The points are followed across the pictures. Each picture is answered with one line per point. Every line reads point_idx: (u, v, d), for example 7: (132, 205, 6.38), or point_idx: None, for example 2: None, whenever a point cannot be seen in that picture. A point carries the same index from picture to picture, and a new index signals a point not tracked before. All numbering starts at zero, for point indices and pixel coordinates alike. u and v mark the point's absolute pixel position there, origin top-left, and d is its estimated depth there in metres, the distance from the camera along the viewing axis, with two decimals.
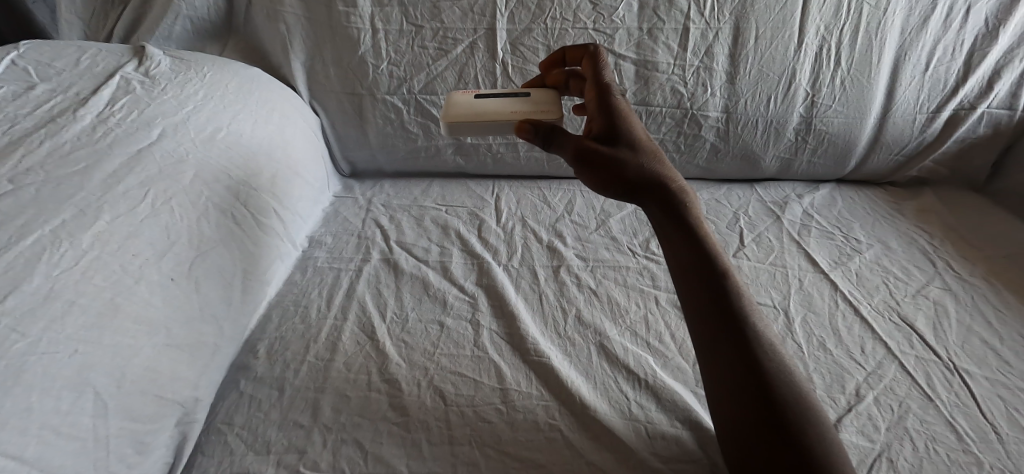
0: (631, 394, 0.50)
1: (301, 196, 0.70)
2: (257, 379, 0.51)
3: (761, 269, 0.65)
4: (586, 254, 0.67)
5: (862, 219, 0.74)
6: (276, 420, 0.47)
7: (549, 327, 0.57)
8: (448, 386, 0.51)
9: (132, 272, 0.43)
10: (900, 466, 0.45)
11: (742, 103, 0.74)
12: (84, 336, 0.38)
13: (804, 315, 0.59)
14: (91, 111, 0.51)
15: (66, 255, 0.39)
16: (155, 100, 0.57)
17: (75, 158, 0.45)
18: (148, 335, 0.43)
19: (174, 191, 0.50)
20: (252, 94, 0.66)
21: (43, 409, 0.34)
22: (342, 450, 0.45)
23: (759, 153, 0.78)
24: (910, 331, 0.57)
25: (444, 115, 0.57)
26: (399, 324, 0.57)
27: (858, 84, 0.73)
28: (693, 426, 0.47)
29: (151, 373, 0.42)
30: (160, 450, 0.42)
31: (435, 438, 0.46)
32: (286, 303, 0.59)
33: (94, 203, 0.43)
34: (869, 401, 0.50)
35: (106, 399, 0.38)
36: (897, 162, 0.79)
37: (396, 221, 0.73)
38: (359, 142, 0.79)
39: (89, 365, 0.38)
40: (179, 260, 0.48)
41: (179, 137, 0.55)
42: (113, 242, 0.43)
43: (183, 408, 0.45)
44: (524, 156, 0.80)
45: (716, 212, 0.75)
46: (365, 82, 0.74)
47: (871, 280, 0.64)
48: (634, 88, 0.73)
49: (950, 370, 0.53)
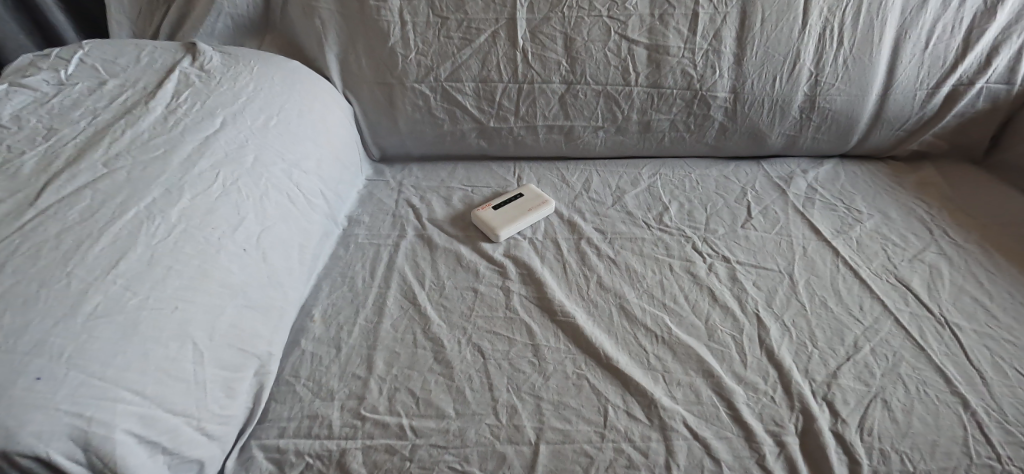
0: (649, 348, 0.56)
1: (341, 180, 0.76)
2: (316, 339, 0.57)
3: (768, 239, 0.70)
4: (605, 227, 0.72)
5: (864, 192, 0.78)
6: (337, 372, 0.54)
7: (574, 291, 0.63)
8: (485, 342, 0.57)
9: (214, 243, 0.49)
10: (893, 406, 0.51)
11: (750, 82, 0.78)
12: (180, 295, 0.44)
13: (807, 278, 0.64)
14: (160, 103, 0.58)
15: (160, 228, 0.46)
16: (214, 91, 0.63)
17: (154, 145, 0.52)
18: (230, 297, 0.49)
19: (240, 173, 0.56)
20: (298, 84, 0.71)
21: (156, 355, 0.41)
22: (397, 396, 0.52)
23: (766, 132, 0.82)
24: (905, 290, 0.62)
25: (493, 227, 0.70)
26: (437, 291, 0.63)
27: (860, 63, 0.77)
28: (704, 374, 0.54)
29: (234, 329, 0.48)
30: (244, 395, 0.49)
31: (476, 385, 0.53)
32: (335, 274, 0.66)
33: (177, 183, 0.50)
34: (866, 351, 0.56)
35: (202, 349, 0.45)
36: (899, 136, 0.83)
37: (427, 201, 0.79)
38: (389, 128, 0.84)
39: (187, 321, 0.44)
40: (251, 233, 0.54)
41: (239, 125, 0.60)
42: (196, 217, 0.49)
43: (260, 361, 0.51)
44: (543, 138, 0.84)
45: (725, 187, 0.80)
46: (395, 72, 0.78)
47: (871, 247, 0.68)
48: (646, 72, 0.78)
49: (941, 325, 0.58)
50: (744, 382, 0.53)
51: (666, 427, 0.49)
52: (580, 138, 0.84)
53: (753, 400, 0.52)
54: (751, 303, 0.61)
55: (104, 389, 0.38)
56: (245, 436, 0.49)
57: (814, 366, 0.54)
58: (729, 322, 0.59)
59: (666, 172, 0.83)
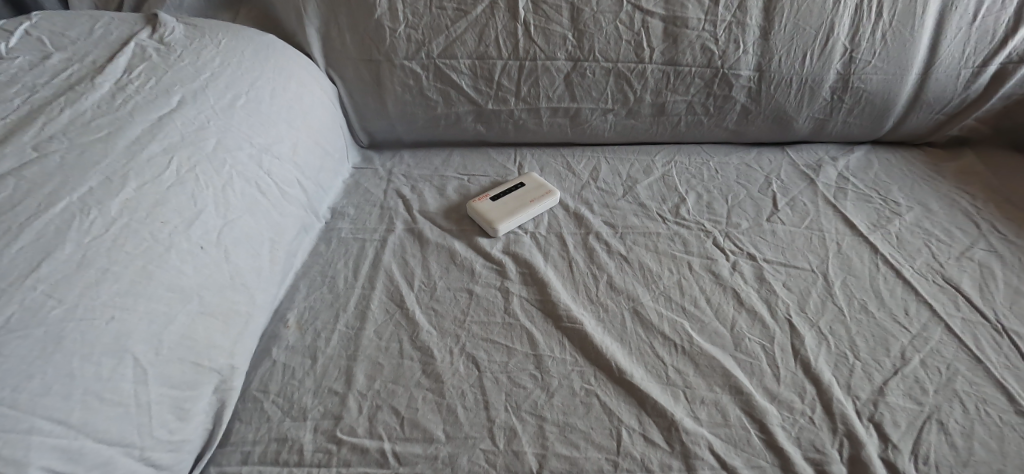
0: (667, 360, 0.50)
1: (322, 167, 0.68)
2: (289, 348, 0.51)
3: (797, 234, 0.62)
4: (614, 220, 0.65)
5: (900, 182, 0.71)
6: (311, 387, 0.47)
7: (581, 292, 0.56)
8: (481, 352, 0.50)
9: (163, 241, 0.43)
10: (950, 428, 0.44)
11: (777, 60, 0.70)
12: (118, 302, 0.37)
13: (844, 278, 0.57)
14: (109, 79, 0.51)
15: (95, 223, 0.39)
16: (173, 66, 0.55)
17: (96, 126, 0.45)
18: (181, 303, 0.42)
19: (198, 159, 0.49)
20: (271, 60, 0.64)
21: (85, 375, 0.34)
22: (379, 415, 0.45)
23: (792, 115, 0.74)
24: (954, 292, 0.55)
25: (491, 220, 0.63)
26: (427, 292, 0.56)
27: (900, 37, 0.69)
28: (732, 390, 0.47)
29: (187, 340, 0.42)
30: (200, 417, 0.42)
31: (470, 403, 0.46)
32: (314, 273, 0.59)
33: (120, 170, 0.43)
34: (916, 364, 0.49)
35: (145, 366, 0.38)
36: (938, 120, 0.75)
37: (418, 191, 0.71)
38: (377, 111, 0.76)
39: (126, 332, 0.37)
40: (209, 229, 0.47)
41: (200, 104, 0.53)
42: (141, 210, 0.42)
43: (220, 375, 0.44)
44: (546, 122, 0.76)
45: (747, 176, 0.72)
46: (382, 48, 0.71)
47: (913, 243, 0.61)
48: (662, 48, 0.70)
49: (998, 332, 0.51)
50: (777, 401, 0.46)
51: (689, 455, 0.43)
52: (587, 123, 0.76)
53: (789, 421, 0.45)
54: (782, 307, 0.54)
55: (16, 420, 0.30)
56: (202, 463, 0.42)
57: (856, 381, 0.48)
58: (758, 329, 0.52)
59: (682, 159, 0.76)
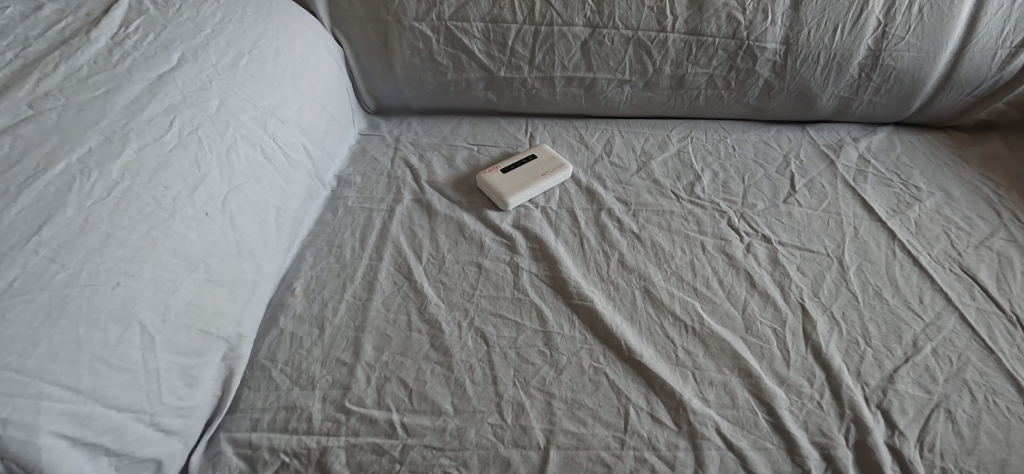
0: (677, 341, 0.49)
1: (328, 133, 0.66)
2: (296, 317, 0.50)
3: (814, 217, 0.61)
4: (627, 197, 0.64)
5: (922, 167, 0.69)
6: (319, 357, 0.47)
7: (592, 271, 0.55)
8: (489, 328, 0.50)
9: (167, 206, 0.41)
10: (958, 417, 0.44)
11: (805, 33, 0.67)
12: (123, 268, 0.37)
13: (859, 264, 0.56)
14: (105, 33, 0.47)
15: (96, 185, 0.38)
16: (171, 21, 0.52)
17: (93, 83, 0.42)
18: (188, 270, 0.41)
19: (200, 121, 0.47)
20: (274, 18, 0.61)
21: (92, 341, 0.33)
22: (387, 386, 0.45)
23: (816, 92, 0.72)
24: (971, 282, 0.54)
25: (501, 193, 0.62)
26: (435, 265, 0.55)
27: (937, 13, 0.66)
28: (741, 373, 0.47)
29: (195, 308, 0.41)
30: (208, 383, 0.42)
31: (478, 377, 0.46)
32: (320, 242, 0.58)
33: (120, 130, 0.41)
34: (927, 352, 0.48)
35: (153, 333, 0.37)
36: (967, 102, 0.73)
37: (426, 160, 0.70)
38: (385, 75, 0.73)
39: (132, 299, 0.37)
40: (214, 194, 0.46)
41: (201, 62, 0.51)
42: (144, 174, 0.41)
43: (227, 343, 0.44)
44: (560, 92, 0.74)
45: (766, 155, 0.70)
46: (391, 7, 0.68)
47: (931, 230, 0.60)
48: (685, 16, 0.67)
49: (1012, 323, 0.51)
50: (786, 385, 0.46)
51: (696, 435, 0.43)
52: (603, 94, 0.74)
53: (797, 405, 0.45)
54: (795, 291, 0.53)
55: (24, 385, 0.30)
56: (211, 428, 0.42)
57: (867, 368, 0.47)
58: (770, 312, 0.52)
59: (698, 135, 0.74)
